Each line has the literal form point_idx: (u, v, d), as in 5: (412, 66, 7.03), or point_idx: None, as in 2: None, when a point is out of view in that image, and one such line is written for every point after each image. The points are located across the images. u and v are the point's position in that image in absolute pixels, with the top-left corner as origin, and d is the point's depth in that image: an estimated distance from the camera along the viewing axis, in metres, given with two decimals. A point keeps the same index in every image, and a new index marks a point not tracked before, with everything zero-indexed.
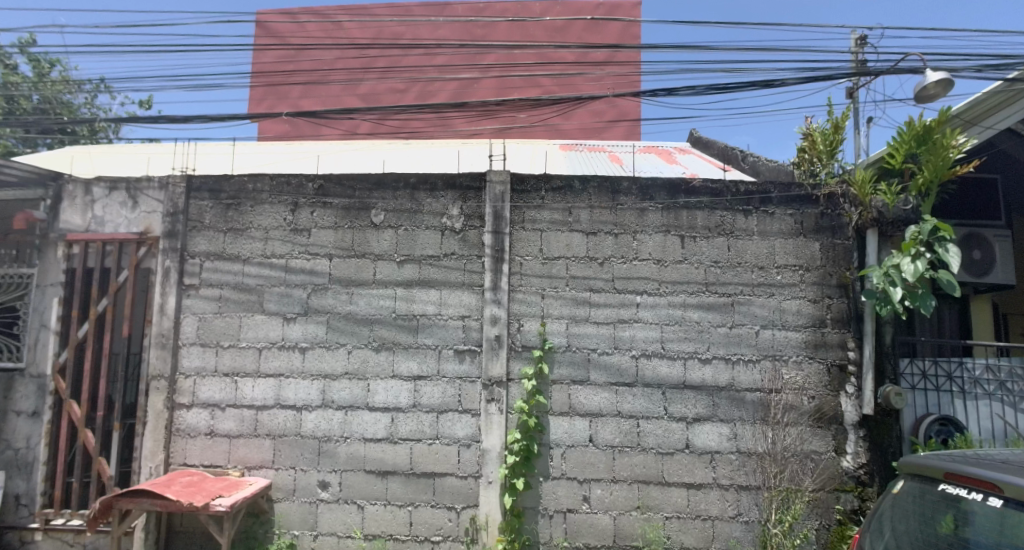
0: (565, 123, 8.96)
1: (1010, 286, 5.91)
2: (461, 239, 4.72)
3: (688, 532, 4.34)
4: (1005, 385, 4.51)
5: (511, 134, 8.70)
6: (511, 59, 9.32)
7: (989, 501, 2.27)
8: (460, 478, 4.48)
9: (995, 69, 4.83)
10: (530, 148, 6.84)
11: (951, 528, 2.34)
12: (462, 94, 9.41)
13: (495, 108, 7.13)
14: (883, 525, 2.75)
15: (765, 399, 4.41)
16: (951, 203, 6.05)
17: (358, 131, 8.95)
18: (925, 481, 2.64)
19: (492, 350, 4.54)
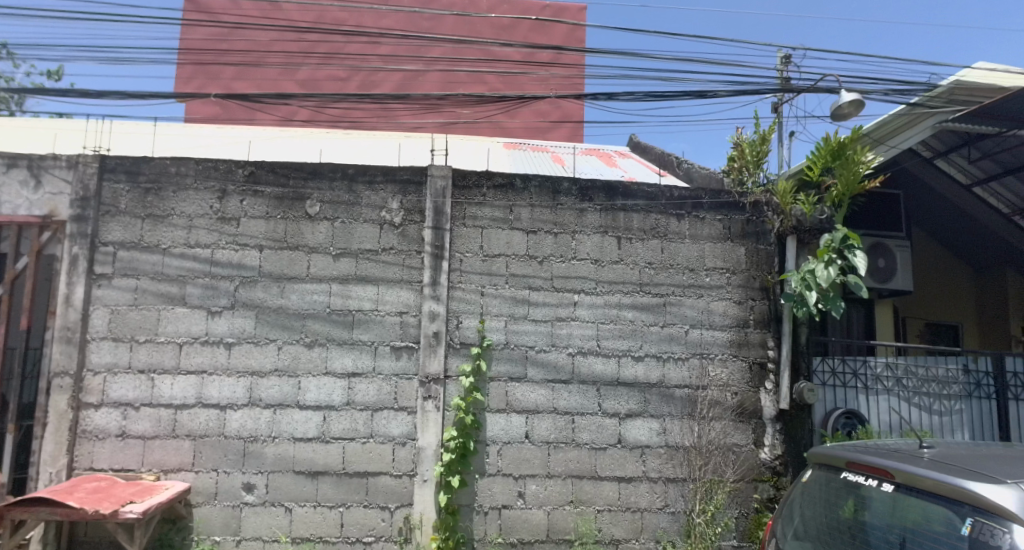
0: (510, 121, 9.03)
1: (909, 291, 6.49)
2: (400, 233, 4.65)
3: (619, 524, 4.48)
4: (902, 382, 4.94)
5: (454, 129, 8.66)
6: (456, 54, 9.28)
7: (883, 487, 2.45)
8: (395, 477, 4.42)
9: (902, 92, 5.19)
10: (473, 145, 6.82)
11: (853, 511, 2.56)
12: (406, 86, 9.29)
13: (437, 104, 7.07)
14: (794, 512, 2.99)
15: (692, 395, 4.64)
16: (860, 215, 6.60)
17: (295, 118, 8.62)
18: (831, 470, 2.87)
19: (430, 346, 4.51)
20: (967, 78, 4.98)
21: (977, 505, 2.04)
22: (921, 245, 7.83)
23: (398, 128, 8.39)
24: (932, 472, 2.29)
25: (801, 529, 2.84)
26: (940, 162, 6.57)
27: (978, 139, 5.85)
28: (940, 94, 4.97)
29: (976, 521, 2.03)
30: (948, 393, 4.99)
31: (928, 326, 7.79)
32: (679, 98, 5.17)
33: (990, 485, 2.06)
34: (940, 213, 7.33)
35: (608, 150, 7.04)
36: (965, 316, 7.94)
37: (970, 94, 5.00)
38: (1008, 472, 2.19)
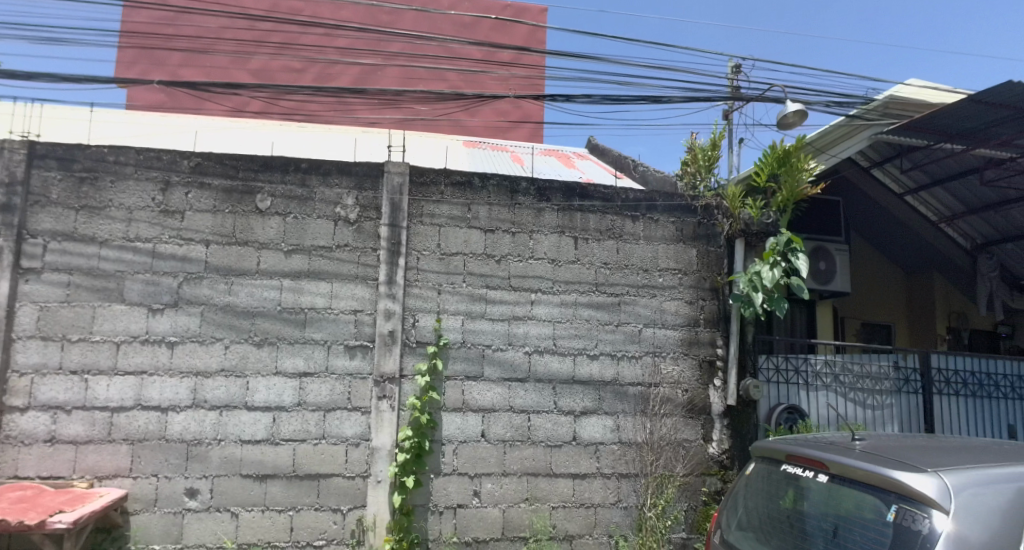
0: (471, 120, 9.01)
1: (846, 293, 6.87)
2: (355, 229, 4.57)
3: (572, 520, 4.55)
4: (839, 378, 5.23)
5: (411, 126, 8.57)
6: (416, 50, 9.19)
7: (819, 478, 2.59)
8: (347, 478, 4.33)
9: (841, 105, 5.45)
10: (432, 142, 6.77)
11: (792, 501, 2.69)
12: (364, 81, 9.13)
13: (396, 100, 6.99)
14: (738, 503, 3.11)
15: (645, 392, 4.76)
16: (802, 220, 6.97)
17: (246, 109, 8.33)
18: (772, 462, 3.00)
19: (385, 345, 4.46)
20: (900, 93, 5.30)
21: (901, 492, 2.19)
22: (859, 249, 8.29)
23: (355, 123, 8.24)
24: (861, 461, 2.43)
25: (745, 520, 2.97)
26: (875, 171, 7.01)
27: (908, 150, 6.27)
28: (876, 107, 5.27)
29: (900, 508, 2.18)
30: (881, 389, 5.32)
31: (865, 326, 8.24)
32: (635, 103, 5.28)
33: (912, 473, 2.21)
34: (874, 219, 7.81)
35: (567, 152, 7.12)
36: (896, 317, 8.42)
37: (902, 108, 5.33)
38: (928, 460, 2.35)
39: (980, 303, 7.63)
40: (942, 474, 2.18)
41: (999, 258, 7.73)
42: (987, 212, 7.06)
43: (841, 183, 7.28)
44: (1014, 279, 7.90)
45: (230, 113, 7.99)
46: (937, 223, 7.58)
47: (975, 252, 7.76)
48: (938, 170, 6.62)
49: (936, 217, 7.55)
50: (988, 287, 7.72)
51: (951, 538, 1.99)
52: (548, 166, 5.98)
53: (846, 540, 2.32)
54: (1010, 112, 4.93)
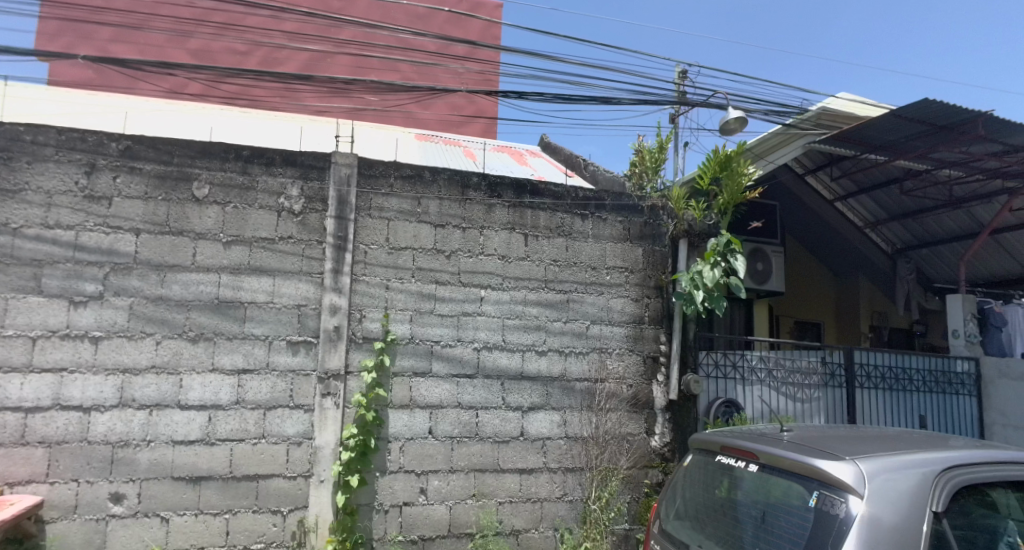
0: (423, 112, 8.91)
1: (779, 293, 7.35)
2: (300, 222, 4.42)
3: (519, 515, 4.59)
4: (773, 373, 5.51)
5: (361, 117, 8.39)
6: (366, 39, 9.00)
7: (750, 468, 2.73)
8: (288, 479, 4.19)
9: (778, 114, 5.70)
10: (383, 134, 6.64)
11: (727, 491, 2.81)
12: (312, 67, 8.85)
13: (344, 89, 6.82)
14: (677, 493, 3.22)
15: (591, 388, 4.86)
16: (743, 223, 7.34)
17: (183, 91, 7.90)
18: (709, 454, 3.12)
19: (330, 341, 4.34)
20: (832, 105, 5.63)
21: (822, 479, 2.34)
22: (794, 251, 8.79)
23: (301, 111, 7.98)
24: (788, 451, 2.58)
25: (682, 509, 3.08)
26: (808, 177, 7.48)
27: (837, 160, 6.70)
28: (809, 118, 5.59)
29: (822, 494, 2.33)
30: (809, 383, 5.65)
31: (797, 322, 8.77)
32: (586, 103, 5.35)
33: (834, 461, 2.37)
34: (806, 222, 8.31)
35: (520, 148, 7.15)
36: (825, 314, 8.97)
37: (833, 120, 5.66)
38: (848, 450, 2.51)
39: (900, 303, 8.39)
40: (859, 462, 2.34)
41: (915, 262, 8.43)
42: (906, 219, 7.62)
43: (778, 188, 7.74)
44: (928, 281, 8.66)
45: (164, 95, 7.57)
46: (863, 228, 8.12)
47: (895, 256, 8.39)
48: (864, 179, 7.11)
49: (862, 223, 8.09)
50: (906, 288, 8.42)
51: (864, 519, 2.14)
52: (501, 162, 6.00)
53: (772, 526, 2.45)
54: (926, 127, 5.31)
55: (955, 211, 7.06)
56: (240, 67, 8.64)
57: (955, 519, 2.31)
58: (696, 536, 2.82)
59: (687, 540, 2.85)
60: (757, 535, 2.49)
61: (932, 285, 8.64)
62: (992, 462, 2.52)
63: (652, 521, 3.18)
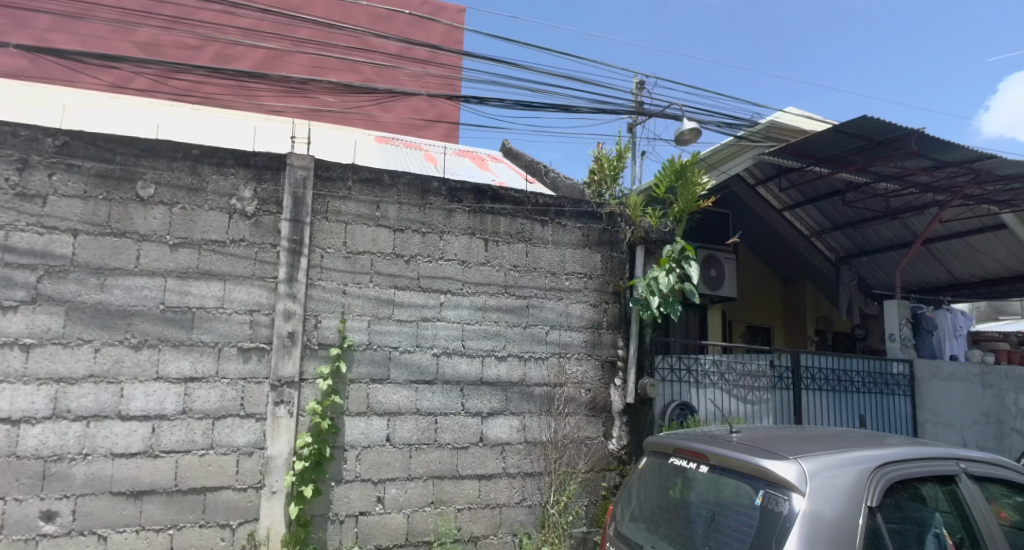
0: (383, 115, 8.82)
1: (731, 299, 7.64)
2: (253, 224, 4.29)
3: (477, 521, 4.57)
4: (725, 376, 5.69)
5: (318, 117, 8.23)
6: (325, 39, 8.84)
7: (702, 469, 2.80)
8: (238, 491, 4.03)
9: (731, 126, 5.91)
10: (342, 135, 6.53)
11: (680, 491, 2.87)
12: (267, 65, 8.63)
13: (299, 88, 6.66)
14: (631, 494, 3.25)
15: (550, 392, 4.89)
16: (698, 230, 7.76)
17: (127, 85, 7.54)
18: (664, 456, 3.16)
19: (284, 348, 4.21)
20: (780, 119, 5.89)
21: (767, 478, 2.45)
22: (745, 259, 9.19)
23: (257, 110, 7.77)
24: (737, 452, 2.66)
25: (637, 511, 3.11)
26: (758, 188, 7.80)
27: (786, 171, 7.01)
28: (759, 130, 5.83)
29: (767, 492, 2.42)
30: (759, 385, 5.87)
31: (749, 326, 9.15)
32: (546, 111, 5.40)
33: (778, 461, 2.47)
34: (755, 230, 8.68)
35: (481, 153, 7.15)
36: (775, 320, 9.40)
37: (781, 133, 5.92)
38: (792, 449, 2.62)
39: (842, 308, 8.66)
40: (801, 461, 2.45)
41: (857, 270, 8.78)
42: (848, 229, 8.05)
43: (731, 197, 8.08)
44: (868, 287, 8.98)
45: (104, 89, 7.22)
46: (808, 236, 8.48)
47: (838, 264, 8.73)
48: (810, 190, 7.46)
49: (808, 231, 8.45)
50: (848, 294, 8.68)
51: (805, 515, 2.26)
52: (461, 166, 6.00)
53: (721, 525, 2.53)
54: (865, 142, 5.61)
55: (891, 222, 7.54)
56: (189, 62, 8.33)
57: (889, 514, 2.44)
58: (649, 537, 2.86)
59: (641, 541, 2.88)
60: (707, 534, 2.56)
61: (871, 291, 8.98)
62: (924, 458, 2.67)
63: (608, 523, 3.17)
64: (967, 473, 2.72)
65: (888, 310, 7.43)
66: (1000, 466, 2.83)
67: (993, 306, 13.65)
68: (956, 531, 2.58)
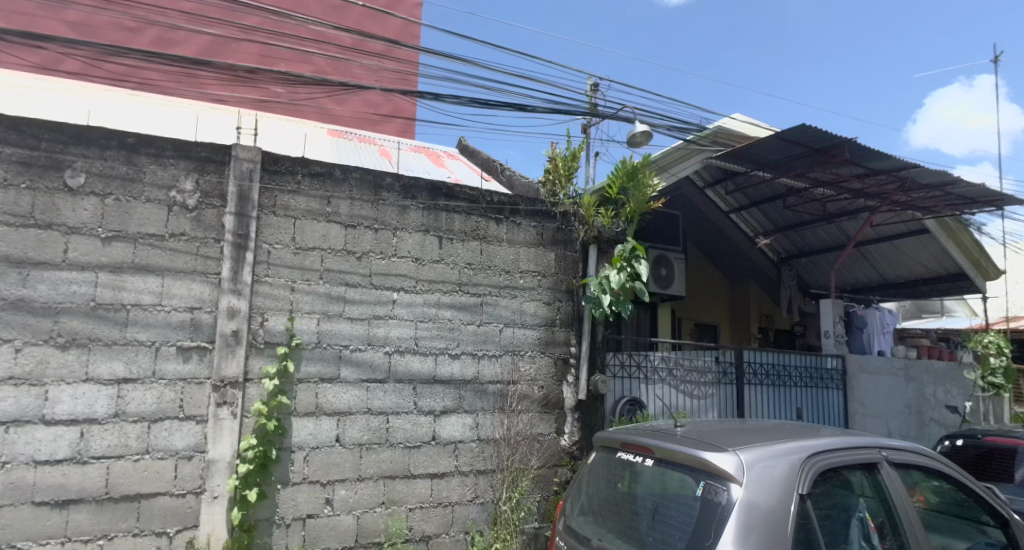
0: (336, 107, 8.63)
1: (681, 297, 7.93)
2: (194, 218, 4.09)
3: (429, 520, 4.54)
4: (673, 372, 5.87)
5: (267, 108, 7.99)
6: (274, 27, 8.56)
7: (648, 463, 2.86)
8: (176, 497, 3.84)
9: (681, 130, 6.07)
10: (294, 129, 6.43)
11: (628, 485, 2.92)
12: (210, 51, 8.27)
13: (242, 76, 6.41)
14: (580, 489, 3.27)
15: (504, 390, 4.92)
16: (650, 231, 7.86)
17: (54, 66, 7.06)
18: (611, 450, 3.20)
19: (227, 347, 4.04)
20: (727, 125, 6.10)
21: (707, 469, 2.55)
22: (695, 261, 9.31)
23: (200, 98, 7.46)
24: (681, 445, 2.74)
25: (586, 505, 3.14)
26: (707, 190, 8.16)
27: (732, 175, 7.36)
28: (707, 135, 6.02)
29: (707, 483, 2.52)
30: (705, 380, 6.09)
31: (697, 324, 9.36)
32: (502, 110, 5.39)
33: (718, 453, 2.58)
34: (700, 230, 8.99)
35: (436, 150, 7.09)
36: (723, 318, 9.56)
37: (727, 138, 6.14)
38: (731, 441, 2.73)
39: (783, 306, 9.42)
40: (740, 453, 2.56)
41: (796, 270, 9.51)
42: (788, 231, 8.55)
43: (680, 199, 8.36)
44: (806, 287, 9.78)
45: (27, 69, 6.74)
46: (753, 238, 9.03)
47: (780, 264, 9.40)
48: (755, 193, 7.88)
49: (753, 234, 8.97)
50: (787, 292, 9.40)
51: (742, 504, 2.37)
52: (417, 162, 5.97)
53: (665, 516, 2.61)
54: (804, 150, 5.89)
55: (828, 226, 8.08)
56: (124, 45, 7.89)
57: (818, 501, 2.55)
58: (597, 529, 2.92)
59: (591, 535, 2.91)
60: (652, 526, 2.63)
61: (808, 289, 9.76)
62: (848, 448, 2.81)
63: (557, 518, 3.19)
64: (887, 460, 2.87)
65: (823, 309, 7.83)
66: (919, 453, 2.99)
67: (917, 304, 14.59)
68: (877, 515, 2.70)
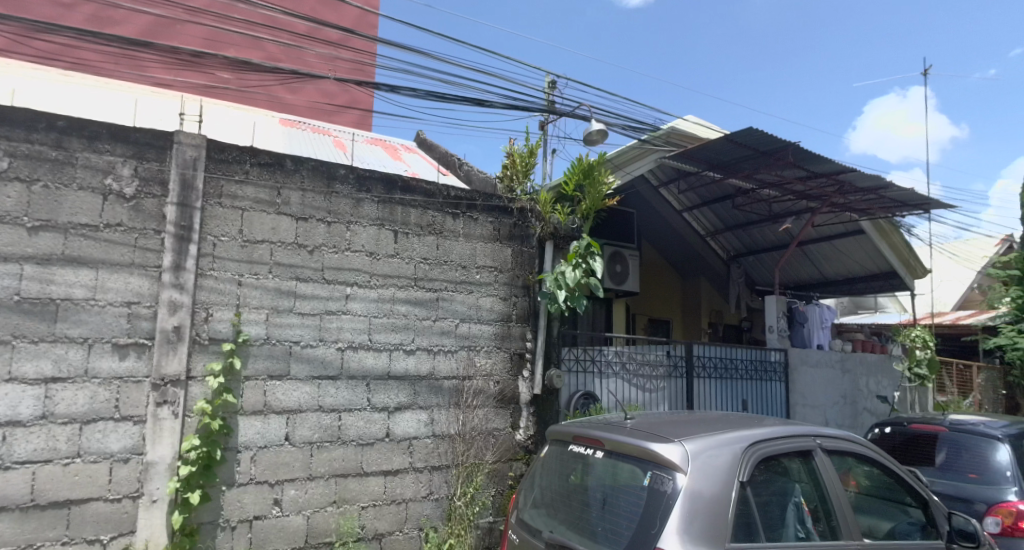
0: (287, 96, 8.39)
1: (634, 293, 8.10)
2: (132, 207, 3.86)
3: (382, 517, 4.48)
4: (626, 366, 6.00)
5: (211, 93, 7.67)
6: (219, 9, 8.22)
7: (598, 455, 2.89)
8: (111, 502, 3.63)
9: (635, 130, 6.19)
10: (242, 117, 6.17)
11: (579, 477, 2.94)
12: (149, 31, 7.86)
13: (184, 59, 6.11)
14: (533, 481, 3.28)
15: (459, 385, 4.90)
16: (604, 228, 7.98)
17: None
18: (563, 443, 3.21)
19: (168, 343, 3.84)
20: (679, 126, 6.29)
21: (654, 460, 2.60)
22: (649, 256, 9.55)
23: (139, 80, 7.10)
24: (630, 437, 2.77)
25: (538, 497, 3.15)
26: (661, 189, 8.37)
27: (684, 175, 7.59)
28: (660, 135, 6.18)
29: (654, 473, 2.58)
30: (657, 374, 6.26)
31: (650, 320, 9.60)
32: (459, 103, 5.34)
33: (664, 443, 2.64)
34: (652, 227, 9.20)
35: (393, 142, 6.96)
36: (675, 312, 9.89)
37: (679, 138, 6.32)
38: (677, 432, 2.80)
39: (733, 301, 9.72)
40: (685, 443, 2.63)
41: (745, 267, 9.88)
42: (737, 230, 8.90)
43: (634, 197, 8.53)
44: (753, 283, 10.19)
45: None
46: (704, 236, 9.32)
47: (730, 262, 9.75)
48: (706, 193, 8.15)
49: (703, 231, 9.29)
50: (737, 289, 9.75)
51: (686, 493, 2.44)
52: (372, 155, 5.87)
53: (614, 506, 2.65)
54: (751, 152, 6.10)
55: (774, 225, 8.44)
56: (52, 20, 7.38)
57: (758, 488, 2.66)
58: (548, 521, 2.94)
59: (543, 528, 2.93)
60: (602, 516, 2.67)
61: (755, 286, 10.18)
62: (786, 436, 2.93)
63: (509, 511, 3.19)
64: (822, 447, 3.00)
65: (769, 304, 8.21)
66: (852, 440, 3.15)
67: (853, 300, 15.39)
68: (812, 499, 2.84)
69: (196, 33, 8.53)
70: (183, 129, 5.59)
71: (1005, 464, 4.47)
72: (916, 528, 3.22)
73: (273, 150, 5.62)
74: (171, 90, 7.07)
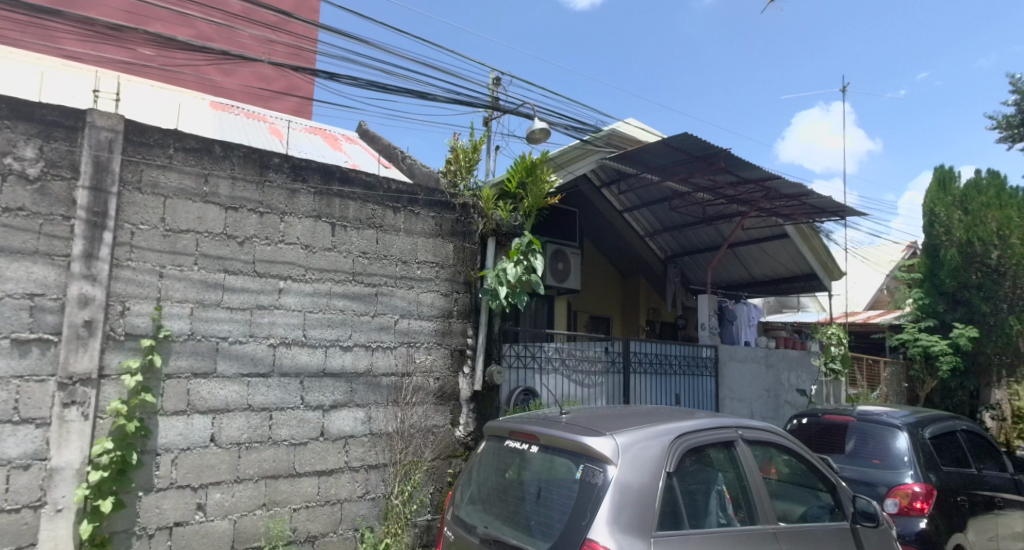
0: (218, 78, 8.00)
1: (574, 290, 8.23)
2: (36, 190, 3.53)
3: (316, 519, 4.33)
4: (565, 362, 6.08)
5: (130, 70, 7.18)
6: None
7: (534, 449, 2.89)
8: (7, 513, 3.30)
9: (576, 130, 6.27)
10: (167, 99, 5.79)
11: (514, 472, 2.93)
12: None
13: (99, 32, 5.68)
14: (470, 477, 3.25)
15: (397, 382, 4.81)
16: (545, 226, 8.07)
17: None
18: (500, 439, 3.20)
19: (77, 340, 3.53)
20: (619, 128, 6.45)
21: (587, 454, 2.63)
22: (590, 254, 9.76)
23: (45, 51, 6.54)
24: (565, 432, 2.79)
25: (475, 493, 3.13)
26: (603, 189, 8.52)
27: (624, 176, 7.80)
28: (602, 136, 6.33)
29: (587, 467, 2.61)
30: (594, 370, 6.37)
31: (591, 317, 9.81)
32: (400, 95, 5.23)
33: (597, 438, 2.68)
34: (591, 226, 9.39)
35: (334, 132, 6.74)
36: (614, 309, 10.13)
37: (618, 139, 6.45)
38: (609, 426, 2.85)
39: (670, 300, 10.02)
40: (616, 437, 2.68)
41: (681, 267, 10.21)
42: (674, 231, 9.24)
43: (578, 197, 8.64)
44: (688, 282, 10.55)
45: None
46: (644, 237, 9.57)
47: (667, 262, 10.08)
48: (645, 194, 8.40)
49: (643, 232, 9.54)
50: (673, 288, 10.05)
51: (617, 485, 2.49)
52: (310, 144, 5.67)
53: (547, 500, 2.65)
54: (686, 156, 6.31)
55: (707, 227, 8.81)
56: None
57: (683, 478, 2.76)
58: (483, 517, 2.92)
59: (479, 523, 2.90)
60: (535, 510, 2.67)
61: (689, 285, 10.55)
62: (711, 427, 3.05)
63: (446, 508, 3.15)
64: (743, 438, 3.15)
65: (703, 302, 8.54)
66: (771, 431, 3.32)
67: (778, 299, 16.29)
68: (733, 487, 2.97)
69: (116, 5, 7.97)
70: (97, 107, 5.21)
71: (903, 449, 4.83)
72: (825, 511, 3.41)
73: (203, 135, 5.33)
74: (82, 63, 6.55)
